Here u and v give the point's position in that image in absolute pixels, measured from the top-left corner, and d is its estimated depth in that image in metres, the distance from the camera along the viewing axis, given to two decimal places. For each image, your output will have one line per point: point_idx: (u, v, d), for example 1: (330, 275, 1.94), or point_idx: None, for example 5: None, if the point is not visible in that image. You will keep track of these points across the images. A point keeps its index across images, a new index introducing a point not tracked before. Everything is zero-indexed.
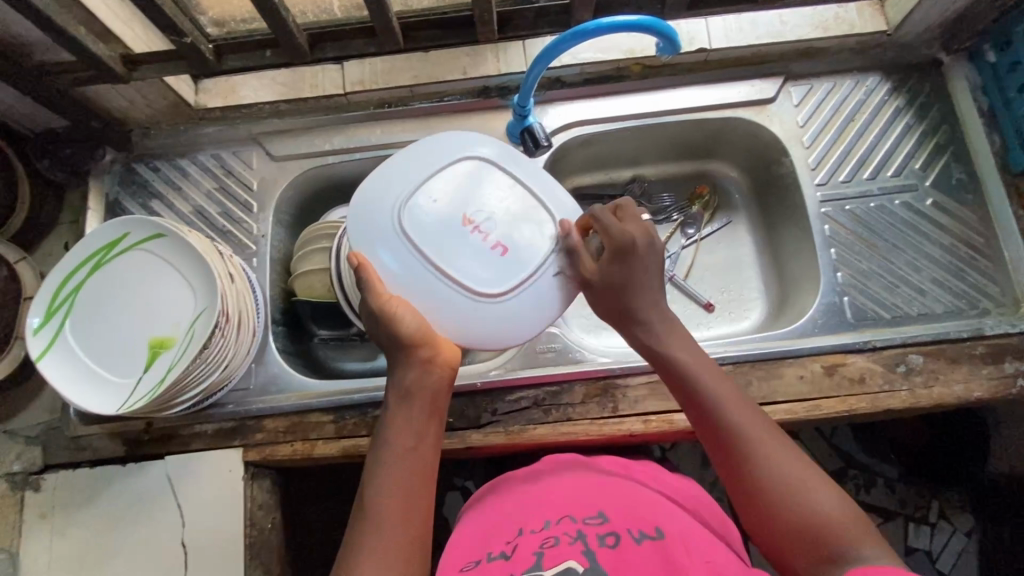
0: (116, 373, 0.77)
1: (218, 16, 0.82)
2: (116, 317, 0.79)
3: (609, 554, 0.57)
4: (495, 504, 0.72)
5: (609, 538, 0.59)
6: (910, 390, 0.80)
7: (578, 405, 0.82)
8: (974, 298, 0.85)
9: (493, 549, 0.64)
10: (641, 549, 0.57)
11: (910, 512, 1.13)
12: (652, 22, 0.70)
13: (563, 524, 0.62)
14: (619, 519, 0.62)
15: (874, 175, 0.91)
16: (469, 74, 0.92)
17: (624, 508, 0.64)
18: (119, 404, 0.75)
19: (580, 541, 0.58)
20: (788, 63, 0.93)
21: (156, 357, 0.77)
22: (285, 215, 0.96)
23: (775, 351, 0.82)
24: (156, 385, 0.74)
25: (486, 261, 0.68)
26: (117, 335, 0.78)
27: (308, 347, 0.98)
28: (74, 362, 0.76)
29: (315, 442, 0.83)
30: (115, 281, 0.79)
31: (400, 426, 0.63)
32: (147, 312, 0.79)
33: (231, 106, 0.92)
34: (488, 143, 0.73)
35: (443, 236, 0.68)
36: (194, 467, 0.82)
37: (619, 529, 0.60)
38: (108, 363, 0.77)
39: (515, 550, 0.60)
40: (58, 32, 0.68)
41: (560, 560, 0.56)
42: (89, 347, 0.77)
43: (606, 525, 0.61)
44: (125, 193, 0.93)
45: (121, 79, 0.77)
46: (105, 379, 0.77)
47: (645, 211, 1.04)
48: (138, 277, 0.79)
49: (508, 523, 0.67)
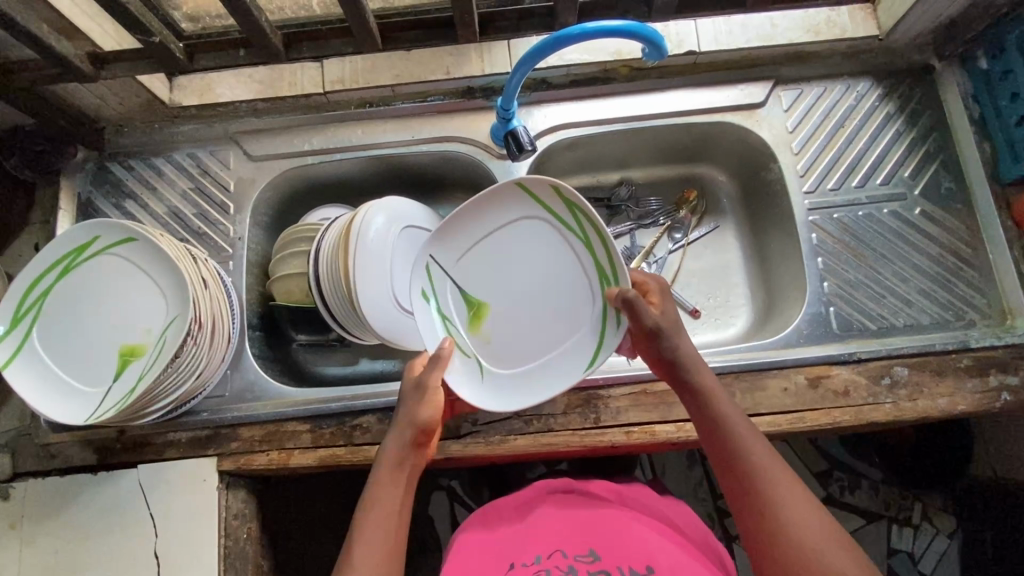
0: (84, 380, 0.75)
1: (191, 11, 0.78)
2: (86, 324, 0.76)
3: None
4: (494, 518, 0.73)
5: (599, 574, 0.63)
6: (894, 403, 0.79)
7: (559, 415, 0.80)
8: (960, 309, 0.85)
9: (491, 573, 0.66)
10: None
11: (894, 514, 1.15)
12: (636, 27, 0.67)
13: (557, 558, 0.65)
14: (610, 555, 0.64)
15: (863, 183, 0.89)
16: (452, 74, 0.89)
17: (616, 539, 0.66)
18: (87, 414, 0.73)
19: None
20: (778, 67, 0.92)
21: (127, 365, 0.74)
22: (263, 216, 0.94)
23: (759, 362, 0.81)
24: (126, 396, 0.72)
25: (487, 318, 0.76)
26: (87, 341, 0.76)
27: (285, 351, 0.96)
28: (41, 371, 0.74)
29: (291, 452, 0.81)
30: (87, 287, 0.77)
31: (385, 490, 0.67)
32: (118, 318, 0.76)
33: (207, 104, 0.89)
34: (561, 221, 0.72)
35: (487, 269, 0.74)
36: (168, 476, 0.81)
37: (611, 566, 0.63)
38: (77, 371, 0.75)
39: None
40: (17, 30, 0.64)
41: None
42: (57, 355, 0.75)
43: (597, 562, 0.64)
44: (98, 194, 0.91)
45: (87, 78, 0.74)
46: (74, 388, 0.75)
47: (631, 215, 1.02)
48: (109, 283, 0.77)
49: (502, 552, 0.68)
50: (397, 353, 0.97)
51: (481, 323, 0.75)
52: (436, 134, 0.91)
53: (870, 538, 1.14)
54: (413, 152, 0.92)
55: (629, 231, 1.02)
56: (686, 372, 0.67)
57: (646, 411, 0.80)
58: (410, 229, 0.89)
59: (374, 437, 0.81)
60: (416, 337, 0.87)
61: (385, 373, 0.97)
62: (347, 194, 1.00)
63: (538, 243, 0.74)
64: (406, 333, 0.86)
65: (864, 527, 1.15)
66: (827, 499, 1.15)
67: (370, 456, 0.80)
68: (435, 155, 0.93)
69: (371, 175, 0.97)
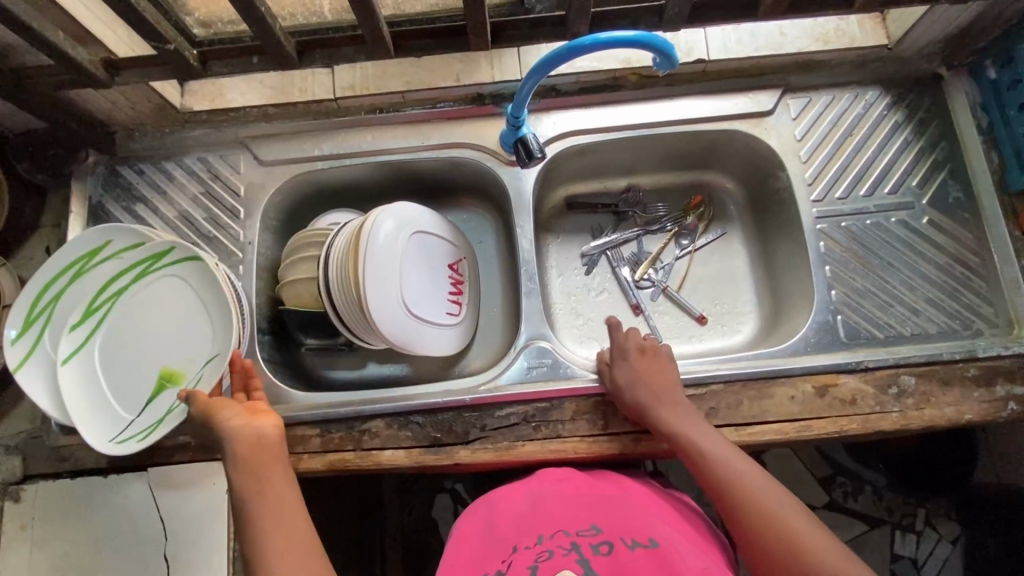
0: (122, 403, 0.77)
1: (204, 16, 0.78)
2: (140, 346, 0.79)
3: (603, 561, 0.61)
4: (491, 503, 0.73)
5: (603, 546, 0.63)
6: (901, 412, 0.80)
7: (567, 422, 0.81)
8: (967, 318, 0.85)
9: (497, 555, 0.66)
10: (630, 558, 0.61)
11: (897, 519, 1.15)
12: (646, 36, 0.67)
13: (560, 533, 0.66)
14: (612, 529, 0.66)
15: (871, 192, 0.90)
16: (462, 81, 0.90)
17: (615, 516, 0.68)
18: (112, 435, 0.76)
19: (575, 552, 0.62)
20: (787, 75, 0.92)
21: (163, 391, 0.78)
22: (273, 220, 0.94)
23: (767, 370, 0.81)
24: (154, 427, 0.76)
25: (433, 302, 0.90)
26: (118, 354, 0.78)
27: (294, 355, 0.96)
28: (82, 379, 0.76)
29: (300, 456, 0.81)
30: (129, 312, 0.79)
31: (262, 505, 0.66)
32: (147, 334, 0.79)
33: (218, 109, 0.91)
34: (403, 220, 0.87)
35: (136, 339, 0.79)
36: (178, 479, 0.81)
37: (613, 538, 0.64)
38: (118, 392, 0.77)
39: (519, 558, 0.63)
40: (34, 36, 0.65)
41: (558, 569, 0.60)
42: (104, 369, 0.78)
43: (599, 536, 0.65)
44: (109, 197, 0.91)
45: (101, 83, 0.74)
46: (108, 406, 0.77)
47: (637, 221, 1.03)
48: (160, 307, 0.79)
49: (503, 535, 0.68)
50: (405, 358, 0.98)
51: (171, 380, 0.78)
52: (445, 139, 0.91)
53: (873, 543, 1.14)
54: (421, 157, 0.92)
55: (636, 237, 1.02)
56: (656, 411, 0.75)
57: None
58: (419, 234, 0.89)
59: (383, 441, 0.81)
60: (427, 342, 0.88)
61: (393, 377, 0.98)
62: (356, 199, 1.00)
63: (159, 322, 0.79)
64: (416, 339, 0.86)
65: (867, 533, 1.15)
66: (830, 505, 1.16)
67: (379, 461, 0.80)
68: (443, 161, 0.93)
69: (379, 180, 0.97)
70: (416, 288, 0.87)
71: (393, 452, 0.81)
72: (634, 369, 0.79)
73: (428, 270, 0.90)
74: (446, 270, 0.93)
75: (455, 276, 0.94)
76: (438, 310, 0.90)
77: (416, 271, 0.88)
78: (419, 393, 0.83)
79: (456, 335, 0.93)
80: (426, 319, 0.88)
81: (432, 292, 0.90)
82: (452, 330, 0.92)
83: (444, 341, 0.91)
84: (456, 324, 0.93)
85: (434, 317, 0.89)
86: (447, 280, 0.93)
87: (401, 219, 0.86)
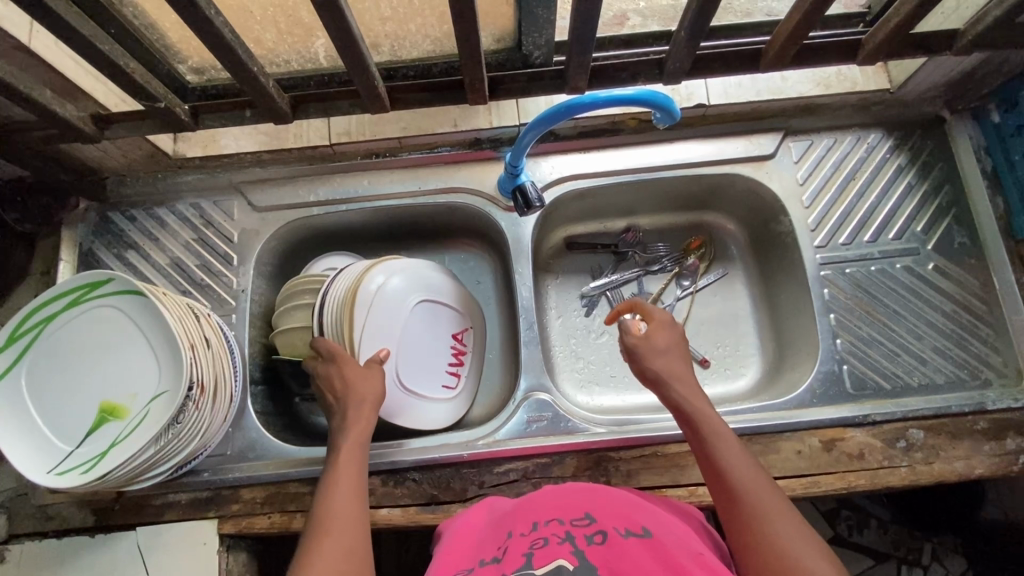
0: (68, 439, 0.72)
1: (196, 64, 0.73)
2: (85, 377, 0.74)
3: (598, 551, 0.50)
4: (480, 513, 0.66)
5: (597, 535, 0.52)
6: (910, 467, 0.78)
7: (568, 479, 0.79)
8: (976, 368, 0.83)
9: (484, 553, 0.56)
10: (627, 548, 0.50)
11: (903, 554, 1.11)
12: (648, 94, 0.66)
13: (551, 524, 0.55)
14: (607, 518, 0.55)
15: (874, 238, 0.88)
16: (460, 127, 0.89)
17: (614, 506, 0.58)
18: (49, 466, 0.71)
19: (569, 540, 0.52)
20: (788, 118, 0.91)
21: (103, 424, 0.72)
22: (266, 266, 0.92)
23: (774, 425, 0.80)
24: (95, 460, 0.70)
25: (433, 376, 0.89)
26: (77, 387, 0.73)
27: (289, 404, 0.94)
28: (11, 406, 0.72)
29: (293, 515, 0.80)
30: (62, 340, 0.74)
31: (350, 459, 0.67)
32: (107, 369, 0.74)
33: (211, 155, 0.89)
34: (414, 276, 0.86)
35: (95, 370, 0.74)
36: (168, 538, 0.79)
37: (608, 527, 0.53)
38: (54, 420, 0.72)
39: (506, 551, 0.53)
40: (22, 99, 0.63)
41: (551, 559, 0.49)
42: (36, 396, 0.73)
43: (593, 525, 0.54)
44: (99, 243, 0.89)
45: (91, 139, 0.73)
46: (44, 437, 0.72)
47: (637, 261, 1.01)
48: (97, 336, 0.74)
49: (496, 534, 0.59)
50: None
51: (119, 417, 0.72)
52: (442, 185, 0.91)
53: None
54: (419, 202, 0.91)
55: (636, 277, 1.00)
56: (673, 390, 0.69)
57: (657, 474, 0.79)
58: (427, 301, 0.88)
59: (378, 499, 0.79)
60: (414, 415, 0.87)
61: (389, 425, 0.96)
62: (352, 241, 0.99)
63: (121, 357, 0.74)
64: (403, 410, 0.85)
65: (872, 568, 1.11)
66: (834, 539, 1.11)
67: (374, 520, 0.78)
68: (441, 206, 0.92)
69: (376, 224, 0.96)
70: (412, 358, 0.86)
71: (389, 510, 0.79)
72: (667, 337, 0.72)
73: (430, 336, 0.89)
74: (451, 340, 0.91)
75: (457, 347, 0.92)
76: (434, 386, 0.89)
77: (414, 339, 0.87)
78: (416, 447, 0.81)
79: (453, 409, 0.91)
80: (417, 390, 0.87)
81: (429, 362, 0.89)
82: (448, 405, 0.90)
83: (435, 413, 0.89)
84: (453, 397, 0.91)
85: (429, 391, 0.88)
86: (449, 350, 0.91)
87: (412, 277, 0.86)
